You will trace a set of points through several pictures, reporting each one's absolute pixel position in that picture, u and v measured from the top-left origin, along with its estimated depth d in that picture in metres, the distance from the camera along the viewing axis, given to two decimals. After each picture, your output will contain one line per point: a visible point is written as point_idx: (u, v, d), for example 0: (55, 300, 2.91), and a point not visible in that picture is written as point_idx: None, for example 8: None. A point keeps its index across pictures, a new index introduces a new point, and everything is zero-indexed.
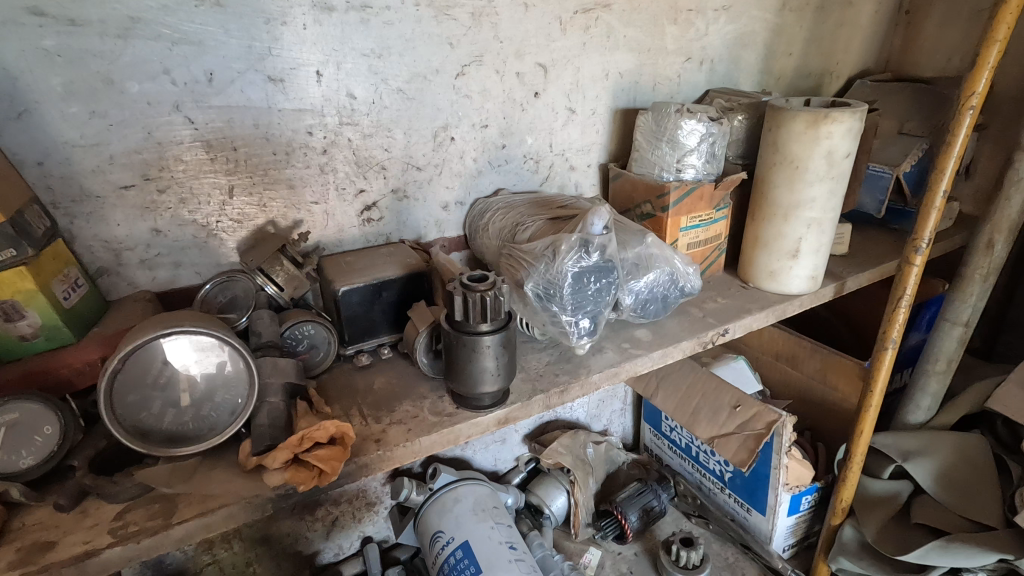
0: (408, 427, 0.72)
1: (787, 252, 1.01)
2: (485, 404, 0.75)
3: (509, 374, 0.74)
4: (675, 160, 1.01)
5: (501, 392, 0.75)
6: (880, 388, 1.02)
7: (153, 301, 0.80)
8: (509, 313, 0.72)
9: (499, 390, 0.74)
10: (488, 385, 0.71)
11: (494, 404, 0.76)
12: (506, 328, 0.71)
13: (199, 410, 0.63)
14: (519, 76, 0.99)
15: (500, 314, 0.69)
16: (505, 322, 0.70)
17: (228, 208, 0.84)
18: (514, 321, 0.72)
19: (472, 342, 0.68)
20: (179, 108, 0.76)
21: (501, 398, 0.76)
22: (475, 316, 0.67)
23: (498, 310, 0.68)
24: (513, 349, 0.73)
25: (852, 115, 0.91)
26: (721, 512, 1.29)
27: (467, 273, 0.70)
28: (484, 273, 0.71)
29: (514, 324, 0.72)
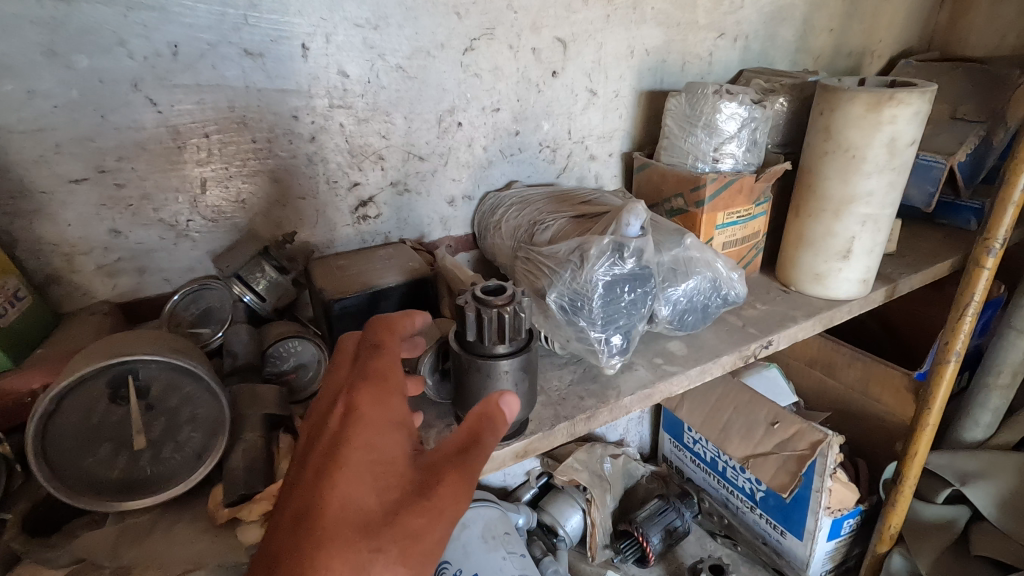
0: None
1: (837, 252, 0.90)
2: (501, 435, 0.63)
3: (531, 401, 0.62)
4: (712, 148, 0.88)
5: (520, 421, 0.64)
6: (939, 404, 0.91)
7: (113, 314, 0.68)
8: (531, 330, 0.60)
9: (519, 420, 0.63)
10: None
11: (511, 436, 0.64)
12: (527, 349, 0.59)
13: (158, 452, 0.53)
14: (535, 52, 0.87)
15: (521, 333, 0.58)
16: (527, 341, 0.59)
17: (200, 205, 0.72)
18: (537, 338, 0.60)
19: (487, 367, 0.57)
20: (139, 87, 0.65)
21: (518, 428, 0.64)
22: (491, 337, 0.56)
23: (521, 327, 0.57)
24: (535, 372, 0.61)
25: (920, 96, 0.79)
26: (751, 535, 1.19)
27: (480, 282, 0.59)
28: (500, 283, 0.59)
29: (537, 343, 0.60)
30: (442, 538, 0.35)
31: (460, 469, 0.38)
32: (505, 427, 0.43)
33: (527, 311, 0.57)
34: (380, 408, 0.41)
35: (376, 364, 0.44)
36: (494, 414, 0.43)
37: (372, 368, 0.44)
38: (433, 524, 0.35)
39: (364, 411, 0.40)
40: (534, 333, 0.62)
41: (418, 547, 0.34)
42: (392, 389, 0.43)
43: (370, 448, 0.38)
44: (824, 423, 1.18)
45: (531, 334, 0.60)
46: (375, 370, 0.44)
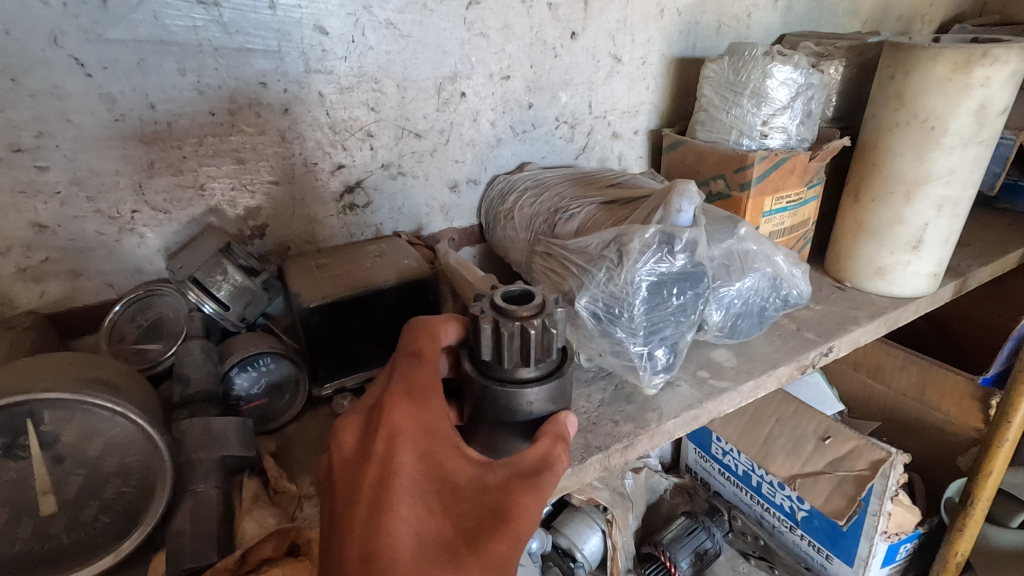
0: None
1: (905, 242, 0.77)
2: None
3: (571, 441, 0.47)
4: (760, 121, 0.75)
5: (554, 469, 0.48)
6: (1021, 417, 0.79)
7: (38, 329, 0.55)
8: (565, 349, 0.46)
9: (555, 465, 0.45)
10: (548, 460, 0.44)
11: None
12: (560, 373, 0.45)
13: (76, 516, 0.40)
14: (552, 9, 0.73)
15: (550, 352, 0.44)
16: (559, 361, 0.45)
17: (147, 194, 0.59)
18: (572, 359, 0.46)
19: (505, 397, 0.43)
20: (59, 43, 0.51)
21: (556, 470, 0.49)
22: (514, 358, 0.42)
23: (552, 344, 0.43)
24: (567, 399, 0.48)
25: (1019, 53, 0.66)
26: (792, 559, 1.08)
27: (501, 286, 0.46)
28: (526, 287, 0.46)
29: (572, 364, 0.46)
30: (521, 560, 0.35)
31: (533, 490, 0.36)
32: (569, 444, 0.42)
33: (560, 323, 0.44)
34: (433, 430, 0.38)
35: (417, 380, 0.40)
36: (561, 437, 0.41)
37: (414, 383, 0.40)
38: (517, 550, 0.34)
39: (416, 437, 0.37)
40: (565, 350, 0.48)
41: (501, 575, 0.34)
42: (438, 408, 0.39)
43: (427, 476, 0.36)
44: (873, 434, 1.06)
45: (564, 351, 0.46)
46: (419, 385, 0.39)
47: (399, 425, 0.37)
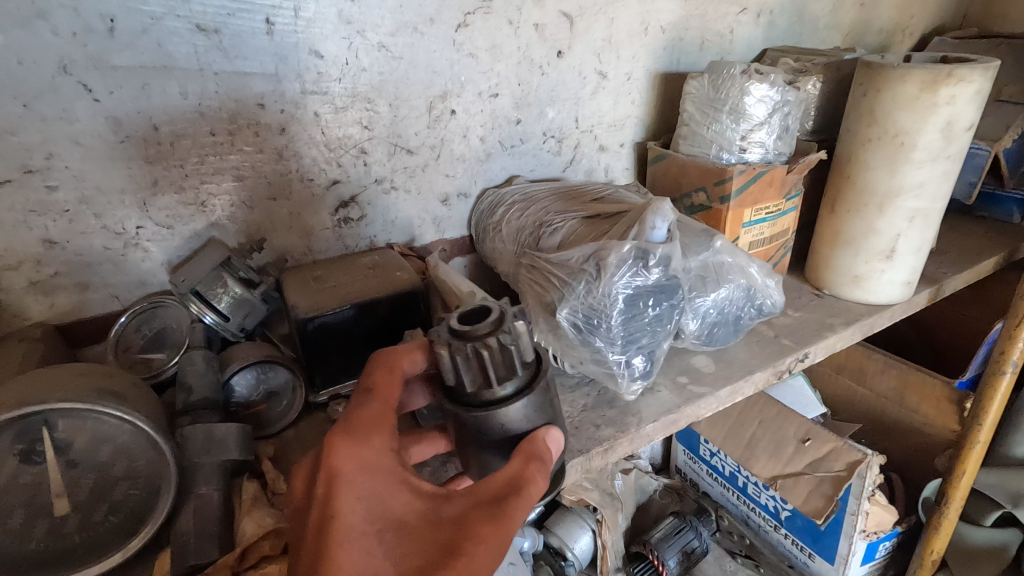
0: None
1: (879, 252, 0.80)
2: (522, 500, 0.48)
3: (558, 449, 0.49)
4: (739, 136, 0.78)
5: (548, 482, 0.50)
6: (992, 420, 0.82)
7: (48, 340, 0.58)
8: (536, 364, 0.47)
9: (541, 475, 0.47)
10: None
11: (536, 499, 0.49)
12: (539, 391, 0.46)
13: (88, 517, 0.43)
14: (538, 29, 0.77)
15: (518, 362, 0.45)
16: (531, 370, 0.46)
17: (151, 210, 0.62)
18: (543, 373, 0.47)
19: (474, 419, 0.44)
20: (69, 70, 0.54)
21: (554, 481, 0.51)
22: (477, 379, 0.44)
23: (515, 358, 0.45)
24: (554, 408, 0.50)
25: (982, 72, 0.69)
26: (776, 557, 1.11)
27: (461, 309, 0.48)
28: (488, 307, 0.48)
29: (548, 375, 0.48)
30: None
31: (483, 521, 0.38)
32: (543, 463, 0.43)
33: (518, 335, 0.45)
34: (379, 468, 0.40)
35: (364, 420, 0.42)
36: (537, 457, 0.42)
37: (359, 424, 0.42)
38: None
39: (361, 478, 0.40)
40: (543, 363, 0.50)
41: None
42: (383, 447, 0.41)
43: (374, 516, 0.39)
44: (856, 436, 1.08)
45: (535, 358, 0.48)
46: (364, 425, 0.42)
47: (349, 468, 0.40)
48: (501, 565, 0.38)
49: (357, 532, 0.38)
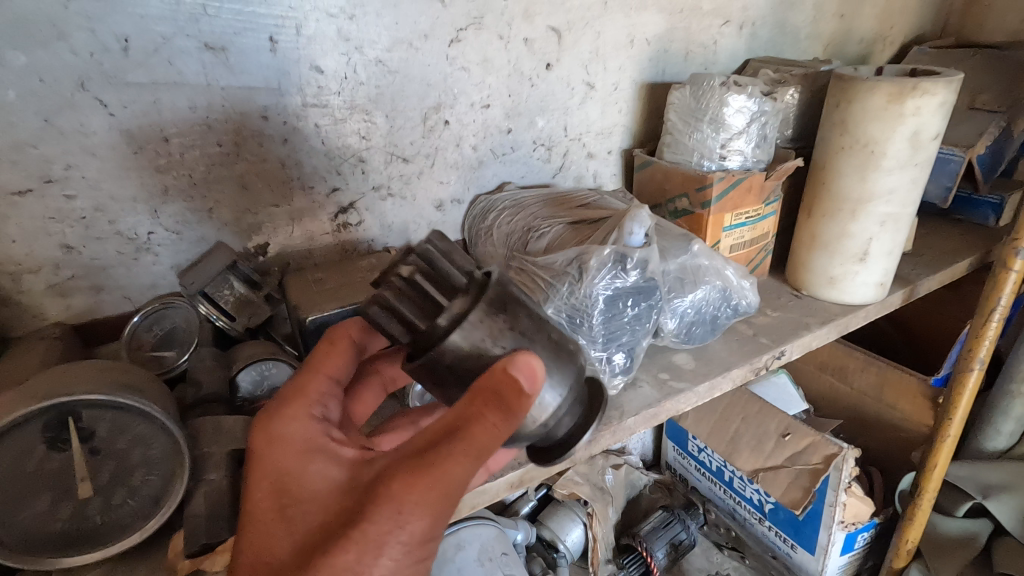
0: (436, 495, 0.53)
1: (853, 255, 0.84)
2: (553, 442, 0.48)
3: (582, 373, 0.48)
4: (719, 144, 0.82)
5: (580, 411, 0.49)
6: (961, 414, 0.86)
7: (66, 339, 0.62)
8: (474, 291, 0.44)
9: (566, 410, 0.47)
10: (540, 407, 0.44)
11: (573, 436, 0.49)
12: (499, 317, 0.43)
13: (108, 499, 0.47)
14: (528, 43, 0.81)
15: (447, 291, 0.44)
16: (468, 290, 0.44)
17: (161, 217, 0.66)
18: (481, 299, 0.43)
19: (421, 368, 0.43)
20: (86, 87, 0.58)
21: (590, 411, 0.50)
22: (406, 325, 0.43)
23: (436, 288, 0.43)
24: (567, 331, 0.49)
25: (946, 85, 0.73)
26: (761, 548, 1.15)
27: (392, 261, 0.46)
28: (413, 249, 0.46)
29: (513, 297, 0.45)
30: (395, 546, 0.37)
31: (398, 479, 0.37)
32: (509, 393, 0.39)
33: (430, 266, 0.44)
34: (296, 440, 0.41)
35: (286, 396, 0.44)
36: (490, 390, 0.39)
37: (280, 401, 0.44)
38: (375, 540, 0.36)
39: (276, 452, 0.41)
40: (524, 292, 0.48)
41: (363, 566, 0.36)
42: (300, 419, 0.43)
43: (292, 487, 0.40)
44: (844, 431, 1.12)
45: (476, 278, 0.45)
46: (284, 402, 0.44)
47: (263, 453, 0.41)
48: (427, 520, 0.38)
49: (274, 514, 0.39)
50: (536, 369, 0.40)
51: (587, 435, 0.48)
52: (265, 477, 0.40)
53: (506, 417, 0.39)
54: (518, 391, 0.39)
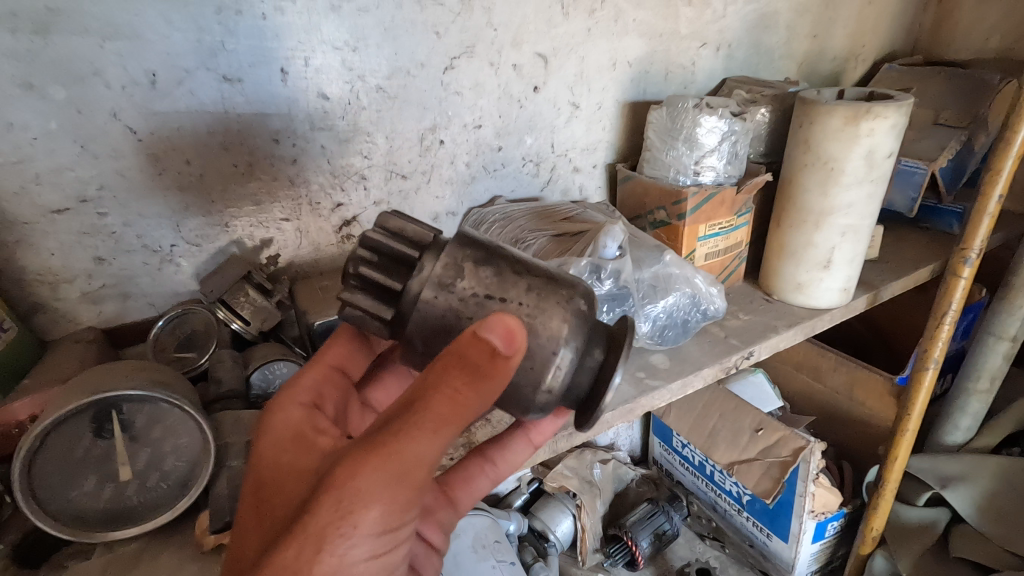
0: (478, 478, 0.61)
1: (818, 262, 0.91)
2: (582, 392, 0.49)
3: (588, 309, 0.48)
4: (693, 161, 0.89)
5: (601, 346, 0.50)
6: (918, 410, 0.93)
7: (98, 342, 0.69)
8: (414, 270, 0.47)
9: (584, 350, 0.48)
10: (550, 357, 0.46)
11: (602, 378, 0.50)
12: (451, 290, 0.46)
13: (144, 482, 0.54)
14: (516, 69, 0.87)
15: (400, 270, 0.49)
16: (415, 261, 0.48)
17: (183, 231, 0.73)
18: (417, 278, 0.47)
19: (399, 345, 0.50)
20: (118, 116, 0.65)
21: (614, 345, 0.51)
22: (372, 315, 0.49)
23: (385, 274, 0.48)
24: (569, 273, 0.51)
25: (897, 109, 0.80)
26: (738, 537, 1.21)
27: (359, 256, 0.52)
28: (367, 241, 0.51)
29: (467, 265, 0.47)
30: (350, 513, 0.38)
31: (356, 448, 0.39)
32: (474, 353, 0.40)
33: (378, 254, 0.50)
34: (283, 430, 0.47)
35: (280, 397, 0.51)
36: (456, 355, 0.40)
37: (275, 402, 0.50)
38: (328, 507, 0.38)
39: (266, 441, 0.47)
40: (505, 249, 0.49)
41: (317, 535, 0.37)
42: (289, 414, 0.49)
43: (276, 470, 0.44)
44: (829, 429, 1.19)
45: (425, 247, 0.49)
46: (277, 401, 0.50)
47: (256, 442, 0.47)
48: (384, 488, 0.38)
49: (252, 499, 0.44)
50: (511, 327, 0.40)
51: (615, 372, 0.49)
52: (254, 463, 0.46)
53: (470, 382, 0.40)
54: (483, 349, 0.40)
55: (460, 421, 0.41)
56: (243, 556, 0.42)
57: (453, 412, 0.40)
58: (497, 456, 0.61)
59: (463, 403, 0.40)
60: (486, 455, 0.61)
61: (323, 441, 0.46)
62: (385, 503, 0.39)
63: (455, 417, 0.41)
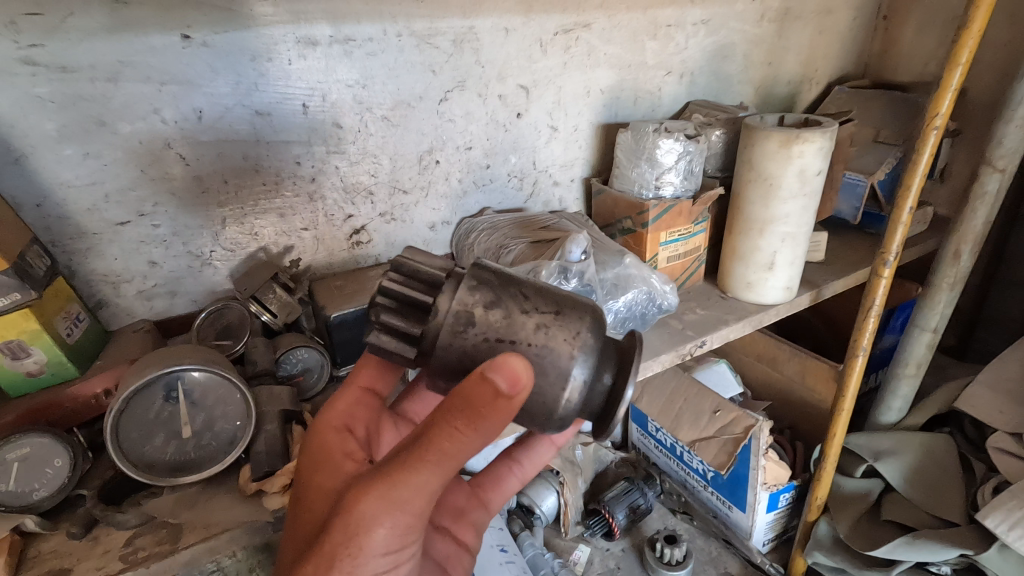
0: (511, 476, 0.75)
1: (763, 265, 1.05)
2: (597, 406, 0.52)
3: (597, 338, 0.50)
4: (654, 178, 1.03)
5: (612, 367, 0.53)
6: (852, 392, 1.07)
7: (152, 331, 0.83)
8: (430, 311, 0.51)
9: (595, 374, 0.51)
10: (560, 391, 0.49)
11: (617, 391, 0.52)
12: (464, 336, 0.49)
13: (199, 440, 0.68)
14: (502, 98, 1.02)
15: (418, 313, 0.52)
16: (431, 306, 0.51)
17: (221, 238, 0.87)
18: (434, 317, 0.50)
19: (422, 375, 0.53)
20: (171, 145, 0.79)
21: (625, 363, 0.54)
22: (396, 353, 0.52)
23: (405, 318, 0.52)
24: (579, 298, 0.53)
25: (822, 135, 0.94)
26: (704, 509, 1.35)
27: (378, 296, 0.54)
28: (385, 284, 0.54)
29: (477, 310, 0.49)
30: (358, 542, 0.44)
31: (367, 481, 0.45)
32: (470, 397, 0.42)
33: (396, 300, 0.53)
34: (321, 454, 0.55)
35: (321, 422, 0.59)
36: (458, 400, 0.43)
37: (316, 429, 0.58)
38: (338, 533, 0.44)
39: (306, 463, 0.55)
40: (513, 285, 0.51)
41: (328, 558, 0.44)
42: (327, 439, 0.56)
43: (314, 489, 0.53)
44: (795, 426, 1.32)
45: (438, 289, 0.52)
46: (319, 426, 0.58)
47: (301, 464, 0.56)
48: (390, 517, 0.44)
49: (296, 514, 0.53)
50: (514, 373, 0.42)
51: (629, 385, 0.51)
52: (298, 482, 0.55)
53: (468, 422, 0.43)
54: (484, 394, 0.42)
55: (460, 454, 0.45)
56: (286, 561, 0.51)
57: (454, 448, 0.44)
58: (522, 456, 0.74)
59: (462, 441, 0.44)
60: (513, 457, 0.75)
61: (350, 464, 0.54)
62: (388, 527, 0.44)
63: (455, 452, 0.44)
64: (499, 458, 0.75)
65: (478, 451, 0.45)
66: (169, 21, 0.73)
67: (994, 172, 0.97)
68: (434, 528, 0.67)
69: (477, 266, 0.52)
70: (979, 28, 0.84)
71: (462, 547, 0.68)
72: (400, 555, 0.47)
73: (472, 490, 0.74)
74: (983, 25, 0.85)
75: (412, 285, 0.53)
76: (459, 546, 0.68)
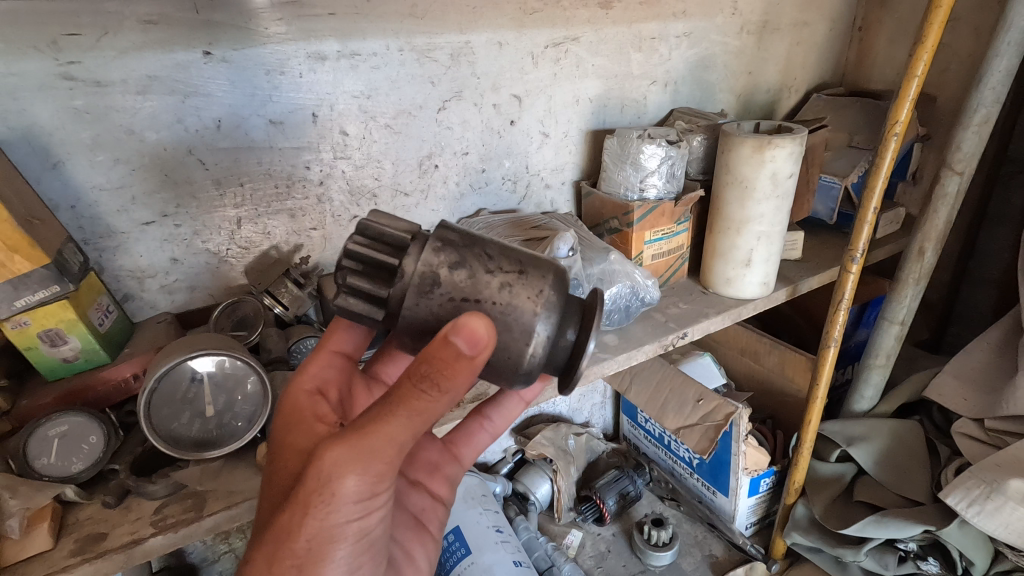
0: (484, 431, 0.83)
1: (740, 261, 1.12)
2: (562, 361, 0.60)
3: (559, 295, 0.57)
4: (638, 180, 1.11)
5: (574, 324, 0.60)
6: (825, 381, 1.14)
7: (173, 322, 0.90)
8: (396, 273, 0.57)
9: (558, 332, 0.58)
10: (524, 346, 0.56)
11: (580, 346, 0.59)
12: (431, 297, 0.56)
13: (221, 419, 0.75)
14: (496, 107, 1.09)
15: (385, 275, 0.59)
16: (397, 268, 0.58)
17: (236, 237, 0.94)
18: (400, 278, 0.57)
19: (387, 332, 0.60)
20: (192, 152, 0.86)
21: (587, 319, 0.60)
22: (364, 312, 0.58)
23: (373, 280, 0.58)
24: (543, 260, 0.59)
25: (792, 140, 1.02)
26: (690, 495, 1.42)
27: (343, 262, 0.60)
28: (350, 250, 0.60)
29: (443, 271, 0.56)
30: (331, 486, 0.50)
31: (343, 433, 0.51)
32: (437, 355, 0.50)
33: (364, 264, 0.59)
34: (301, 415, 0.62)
35: (297, 386, 0.66)
36: (424, 359, 0.50)
37: (294, 392, 0.65)
38: (314, 478, 0.50)
39: (285, 423, 0.62)
40: (477, 246, 0.58)
41: (306, 499, 0.50)
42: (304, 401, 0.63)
43: (291, 446, 0.59)
44: (772, 413, 1.39)
45: (403, 252, 0.58)
46: (296, 389, 0.66)
47: (280, 424, 0.62)
48: (362, 465, 0.50)
49: (275, 471, 0.59)
50: (474, 334, 0.50)
51: (590, 338, 0.59)
52: (277, 439, 0.61)
53: (435, 380, 0.50)
54: (450, 353, 0.49)
55: (427, 410, 0.52)
56: (267, 511, 0.57)
57: (421, 403, 0.51)
58: (492, 412, 0.81)
59: (430, 397, 0.51)
60: (482, 414, 0.82)
61: (322, 426, 0.61)
62: (358, 478, 0.51)
63: (423, 407, 0.51)
64: (470, 417, 0.82)
65: (444, 408, 0.53)
66: (193, 39, 0.80)
67: (953, 174, 1.04)
68: (410, 484, 0.75)
69: (441, 229, 0.59)
70: (933, 43, 0.92)
71: (437, 501, 0.77)
72: (371, 504, 0.53)
73: (445, 446, 0.81)
74: (936, 40, 0.93)
75: (380, 249, 0.59)
76: (434, 500, 0.77)
